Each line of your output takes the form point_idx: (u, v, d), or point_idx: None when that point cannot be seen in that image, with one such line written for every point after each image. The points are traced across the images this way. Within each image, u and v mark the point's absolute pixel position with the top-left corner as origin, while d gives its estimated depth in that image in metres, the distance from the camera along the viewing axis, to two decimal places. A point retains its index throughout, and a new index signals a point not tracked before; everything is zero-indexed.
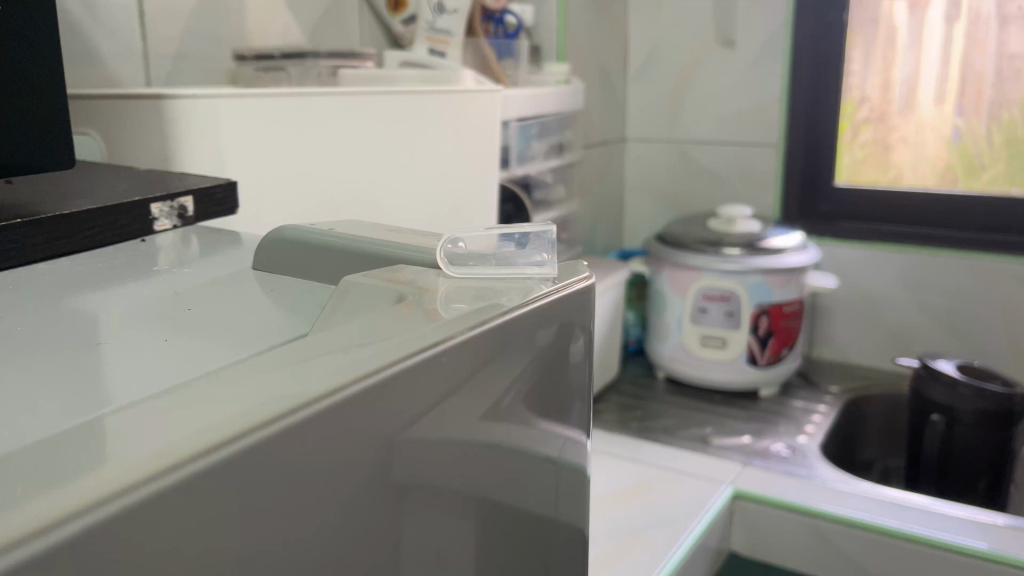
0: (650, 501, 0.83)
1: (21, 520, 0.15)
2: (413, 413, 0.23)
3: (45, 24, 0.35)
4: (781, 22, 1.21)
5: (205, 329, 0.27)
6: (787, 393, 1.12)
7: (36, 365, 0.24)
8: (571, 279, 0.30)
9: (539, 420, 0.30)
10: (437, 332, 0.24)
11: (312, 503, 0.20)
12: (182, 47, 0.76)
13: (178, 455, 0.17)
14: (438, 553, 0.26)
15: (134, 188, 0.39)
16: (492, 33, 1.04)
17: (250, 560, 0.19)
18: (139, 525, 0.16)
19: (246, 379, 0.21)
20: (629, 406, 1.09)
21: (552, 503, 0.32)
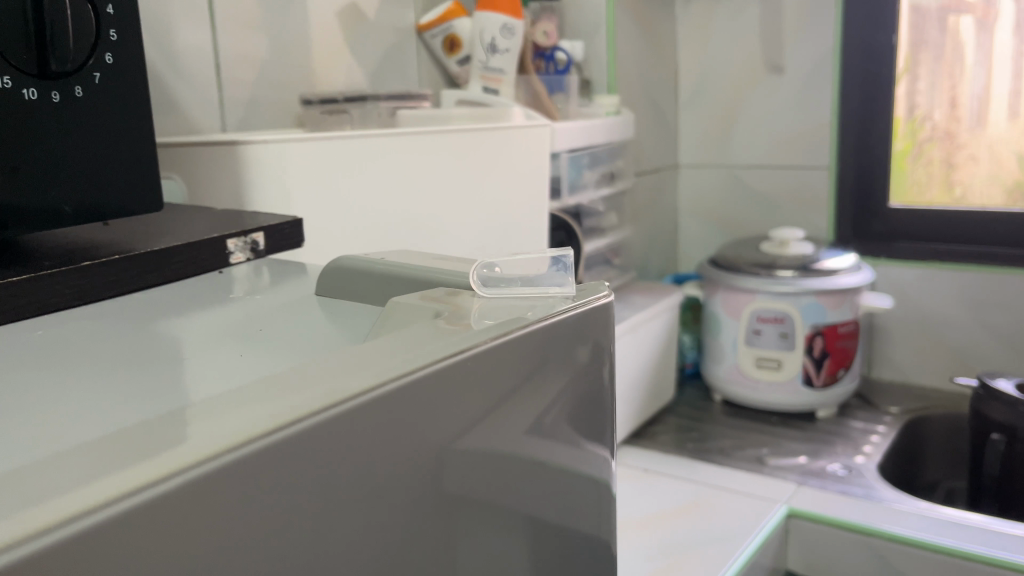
0: (704, 520, 0.85)
1: (137, 474, 0.19)
2: (455, 410, 0.27)
3: (140, 86, 0.39)
4: (828, 46, 1.22)
5: (275, 345, 0.32)
6: (845, 414, 1.13)
7: (133, 375, 0.28)
8: (591, 297, 0.33)
9: (578, 436, 0.33)
10: (472, 339, 0.28)
11: (371, 489, 0.24)
12: (254, 95, 0.82)
13: (254, 430, 0.21)
14: (487, 554, 0.29)
15: (212, 226, 0.44)
16: (542, 69, 1.08)
17: (316, 532, 0.23)
18: (224, 484, 0.20)
19: (309, 376, 0.25)
20: (685, 428, 1.10)
21: (591, 513, 0.35)
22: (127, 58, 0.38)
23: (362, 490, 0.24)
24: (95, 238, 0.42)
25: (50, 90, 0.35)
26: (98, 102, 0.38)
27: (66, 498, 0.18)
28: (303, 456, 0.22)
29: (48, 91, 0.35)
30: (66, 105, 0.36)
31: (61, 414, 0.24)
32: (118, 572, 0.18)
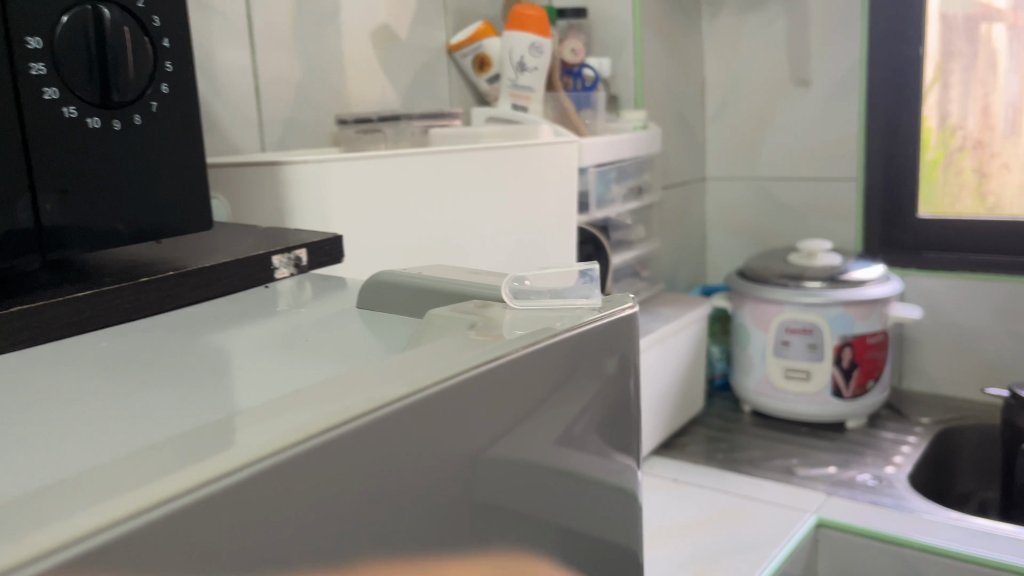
0: (733, 530, 0.86)
1: (212, 466, 0.21)
2: (490, 412, 0.29)
3: (194, 113, 0.41)
4: (855, 58, 1.23)
5: (321, 354, 0.34)
6: (876, 425, 1.13)
7: (192, 384, 0.31)
8: (617, 308, 0.35)
9: (604, 445, 0.35)
10: (506, 347, 0.30)
11: (415, 485, 0.26)
12: (292, 116, 0.85)
13: (313, 428, 0.23)
14: (519, 551, 0.31)
15: (258, 244, 0.47)
16: (570, 86, 1.11)
17: (366, 523, 0.25)
18: (288, 476, 0.22)
19: (357, 382, 0.27)
20: (715, 439, 1.11)
21: (618, 520, 0.37)
22: (181, 86, 0.40)
23: (403, 490, 0.26)
24: (150, 255, 0.44)
25: (111, 118, 0.38)
26: (156, 128, 0.40)
27: (153, 486, 0.20)
28: (356, 452, 0.24)
29: (110, 118, 0.38)
30: (126, 132, 0.38)
31: (131, 418, 0.27)
32: (199, 553, 0.20)
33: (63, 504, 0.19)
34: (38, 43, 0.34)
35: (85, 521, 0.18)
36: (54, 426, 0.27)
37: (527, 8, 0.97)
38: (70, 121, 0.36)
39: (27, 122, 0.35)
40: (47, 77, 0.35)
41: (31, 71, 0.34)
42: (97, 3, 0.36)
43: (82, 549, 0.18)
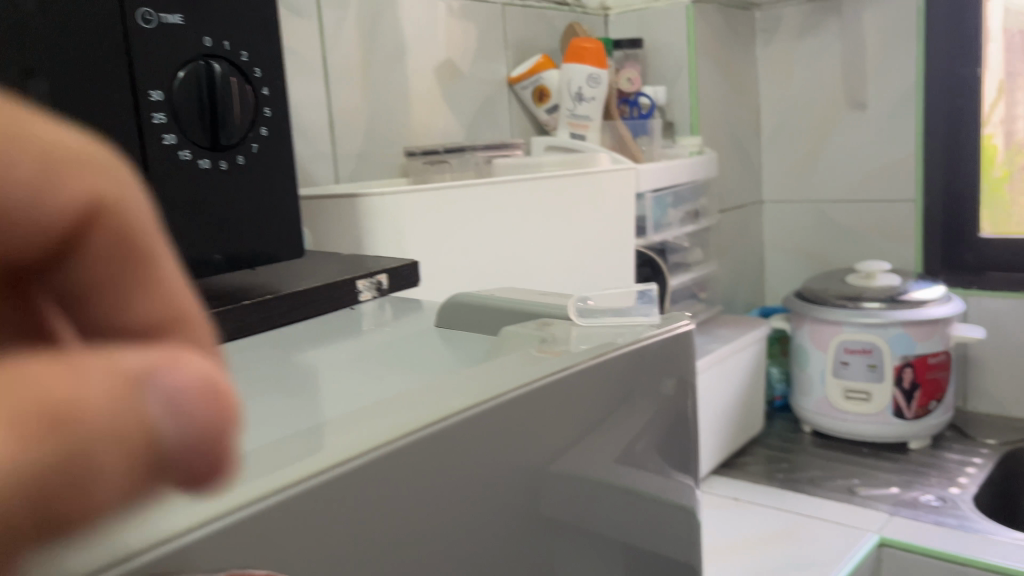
0: (795, 548, 0.87)
1: (363, 441, 0.25)
2: (566, 411, 0.33)
3: (289, 155, 0.46)
4: (911, 81, 1.24)
5: (406, 367, 0.38)
6: (939, 446, 1.12)
7: (295, 395, 0.35)
8: (674, 324, 0.39)
9: (662, 465, 0.40)
10: (579, 356, 0.34)
11: (507, 470, 0.30)
12: (363, 149, 0.90)
13: (434, 415, 0.27)
14: (581, 539, 0.35)
15: (343, 270, 0.51)
16: (627, 114, 1.14)
17: (470, 499, 0.29)
18: (422, 453, 0.26)
19: (453, 384, 0.31)
20: (775, 459, 1.12)
21: (678, 533, 0.42)
22: (277, 129, 0.45)
23: (495, 486, 0.30)
24: (247, 280, 0.49)
25: (219, 160, 0.42)
26: (256, 167, 0.44)
27: (322, 453, 0.24)
28: (467, 437, 0.28)
29: (218, 160, 0.42)
30: (230, 171, 0.43)
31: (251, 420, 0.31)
32: (356, 509, 0.24)
33: None
34: (158, 95, 0.40)
35: (256, 488, 0.22)
36: None
37: (586, 41, 1.01)
38: (185, 164, 0.41)
39: (150, 165, 0.40)
40: (166, 125, 0.40)
41: (152, 121, 0.40)
42: (208, 60, 0.41)
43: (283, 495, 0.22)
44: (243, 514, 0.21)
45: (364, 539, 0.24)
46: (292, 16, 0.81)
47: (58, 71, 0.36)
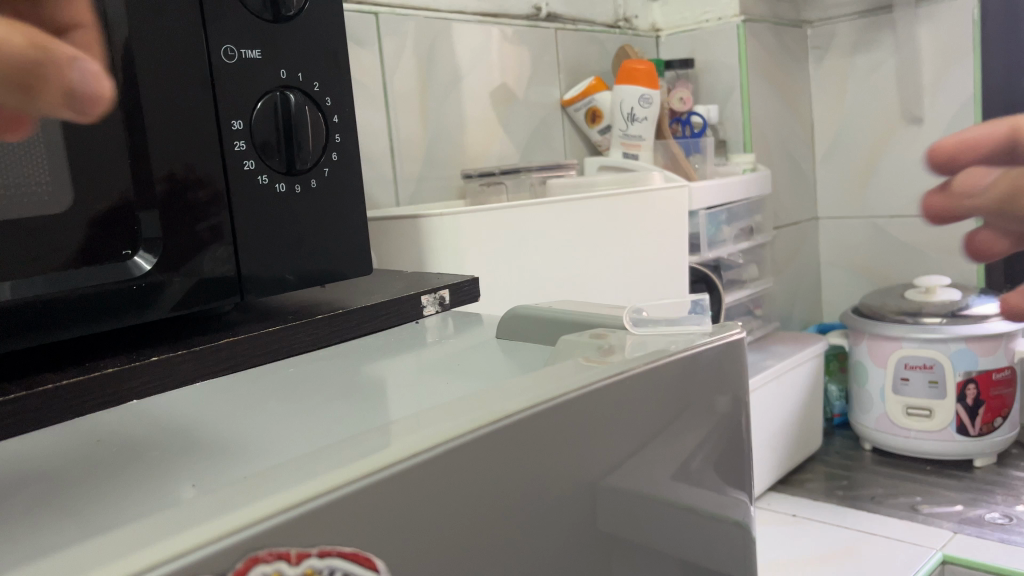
0: (855, 565, 0.86)
1: (428, 438, 0.27)
2: (618, 416, 0.35)
3: (359, 179, 0.49)
4: (968, 94, 1.22)
5: (470, 376, 0.40)
6: (1006, 463, 1.10)
7: (366, 402, 0.37)
8: (726, 333, 0.41)
9: (721, 482, 0.42)
10: (630, 363, 0.36)
11: (563, 470, 0.32)
12: (423, 174, 0.93)
13: (493, 416, 0.29)
14: (635, 545, 0.36)
15: (407, 286, 0.53)
16: (679, 133, 1.15)
17: (529, 496, 0.30)
18: (481, 450, 0.28)
19: (511, 388, 0.34)
20: (835, 477, 1.11)
21: (736, 551, 0.44)
22: (347, 153, 0.48)
23: (556, 487, 0.32)
24: (318, 297, 0.51)
25: (293, 184, 0.45)
26: (328, 190, 0.47)
27: (392, 449, 0.26)
28: (524, 437, 0.30)
29: (293, 183, 0.45)
30: (304, 193, 0.46)
31: (326, 427, 0.34)
32: (423, 499, 0.26)
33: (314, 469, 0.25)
34: (240, 124, 0.43)
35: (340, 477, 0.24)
36: (270, 435, 0.33)
37: (637, 63, 1.03)
38: (263, 187, 0.44)
39: (232, 189, 0.43)
40: (246, 152, 0.43)
41: (235, 147, 0.43)
42: (284, 90, 0.44)
43: (355, 486, 0.24)
44: (327, 498, 0.24)
45: (438, 527, 0.27)
46: (355, 45, 0.85)
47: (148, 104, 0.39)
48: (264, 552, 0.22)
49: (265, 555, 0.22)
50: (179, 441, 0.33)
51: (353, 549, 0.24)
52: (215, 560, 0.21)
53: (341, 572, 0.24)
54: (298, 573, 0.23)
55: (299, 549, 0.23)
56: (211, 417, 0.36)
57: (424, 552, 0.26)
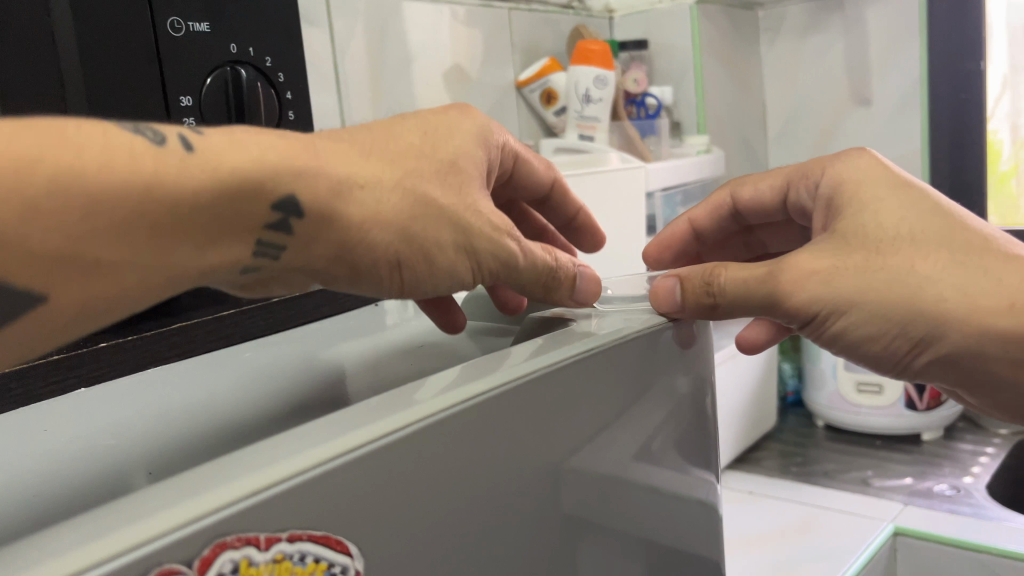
0: (811, 539, 0.88)
1: (401, 416, 0.27)
2: (583, 395, 0.35)
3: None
4: (915, 75, 1.25)
5: (430, 362, 0.39)
6: (953, 436, 1.13)
7: (326, 387, 0.37)
8: (680, 317, 0.42)
9: (681, 461, 0.42)
10: (595, 341, 0.36)
11: (532, 451, 0.32)
12: None
13: (466, 393, 0.29)
14: (606, 526, 0.36)
15: None
16: (634, 115, 1.16)
17: (498, 477, 0.30)
18: (454, 429, 0.28)
19: (480, 365, 0.33)
20: (789, 454, 1.13)
21: (698, 532, 0.44)
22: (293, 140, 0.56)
23: (526, 468, 0.32)
24: None
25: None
26: None
27: (368, 428, 0.26)
28: (494, 416, 0.30)
29: None
30: None
31: (290, 416, 0.33)
32: (394, 480, 0.26)
33: (278, 445, 0.25)
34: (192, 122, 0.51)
35: (309, 458, 0.24)
36: (230, 426, 0.32)
37: (592, 44, 1.03)
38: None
39: None
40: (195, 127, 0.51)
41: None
42: (234, 66, 0.52)
43: (328, 467, 0.24)
44: (297, 481, 0.23)
45: (406, 511, 0.26)
46: (305, 25, 0.82)
47: (104, 105, 0.46)
48: (232, 537, 0.21)
49: (233, 540, 0.22)
50: (132, 433, 0.32)
51: (324, 533, 0.24)
52: (180, 546, 0.20)
53: (312, 557, 0.23)
54: (267, 557, 0.22)
55: (268, 534, 0.22)
56: (165, 404, 0.35)
57: (395, 535, 0.26)
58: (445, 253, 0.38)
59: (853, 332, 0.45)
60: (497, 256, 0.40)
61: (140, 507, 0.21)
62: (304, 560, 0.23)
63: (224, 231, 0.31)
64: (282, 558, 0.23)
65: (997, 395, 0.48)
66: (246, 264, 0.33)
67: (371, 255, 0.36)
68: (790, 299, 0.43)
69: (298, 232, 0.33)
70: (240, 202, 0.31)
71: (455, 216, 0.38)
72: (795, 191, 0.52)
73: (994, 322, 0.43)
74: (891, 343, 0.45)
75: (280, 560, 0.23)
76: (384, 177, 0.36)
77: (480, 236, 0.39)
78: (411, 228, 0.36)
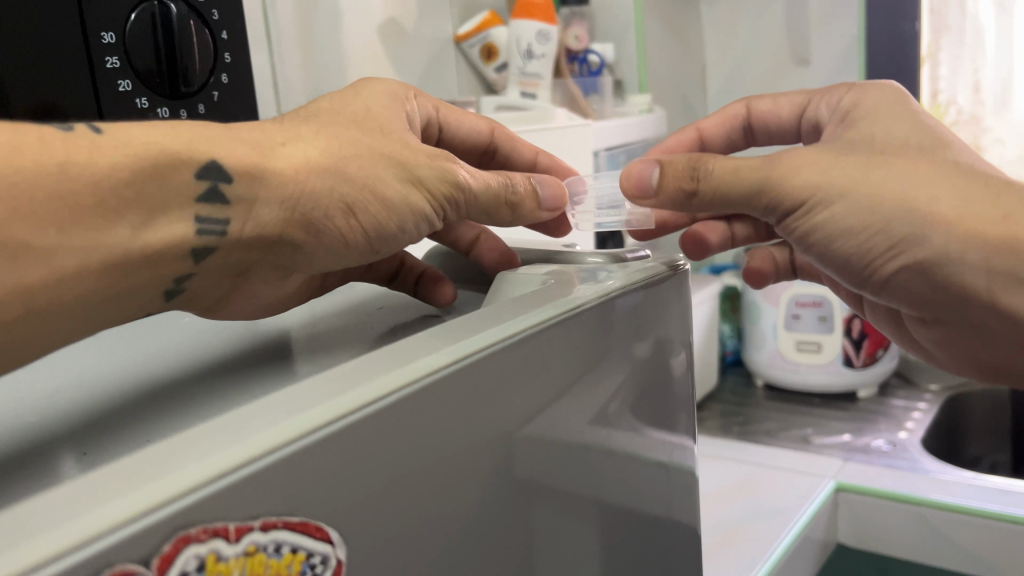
0: (756, 497, 0.88)
1: (373, 385, 0.24)
2: (548, 365, 0.33)
3: (247, 92, 0.55)
4: (854, 34, 1.27)
5: (377, 334, 0.37)
6: (887, 393, 1.16)
7: (270, 361, 0.34)
8: (637, 285, 0.40)
9: (637, 423, 0.41)
10: (557, 307, 0.34)
11: (501, 420, 0.30)
12: None
13: (436, 363, 0.27)
14: (573, 494, 0.35)
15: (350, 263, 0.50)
16: (576, 72, 1.13)
17: (469, 448, 0.28)
18: (427, 402, 0.26)
19: (439, 332, 0.31)
20: (730, 413, 1.14)
21: (659, 493, 0.43)
22: (228, 92, 0.53)
23: (496, 439, 0.30)
24: None
25: (178, 108, 0.50)
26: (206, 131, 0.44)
27: (342, 397, 0.23)
28: (463, 387, 0.27)
29: (178, 108, 0.50)
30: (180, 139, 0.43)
31: (234, 391, 0.30)
32: (370, 457, 0.23)
33: (235, 422, 0.22)
34: (116, 61, 0.47)
35: (277, 435, 0.21)
36: (173, 404, 0.29)
37: None
38: (144, 109, 0.48)
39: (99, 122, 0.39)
40: (121, 71, 0.47)
41: (121, 87, 0.47)
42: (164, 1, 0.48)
43: (301, 445, 0.21)
44: (268, 462, 0.20)
45: (374, 493, 0.24)
46: None
47: (14, 47, 0.43)
48: (196, 530, 0.19)
49: (198, 533, 0.19)
50: (60, 414, 0.29)
51: (301, 519, 0.21)
52: (139, 543, 0.17)
53: (288, 547, 0.21)
54: (238, 550, 0.20)
55: (237, 524, 0.20)
56: (96, 383, 0.32)
57: (370, 518, 0.24)
58: (393, 185, 0.38)
59: (834, 228, 0.46)
60: (446, 183, 0.40)
61: (84, 496, 0.18)
62: (279, 552, 0.21)
63: (157, 208, 0.31)
64: (254, 550, 0.20)
65: (962, 317, 0.49)
66: (194, 248, 0.34)
67: (315, 204, 0.36)
68: (780, 187, 0.46)
69: (232, 198, 0.33)
70: (162, 178, 0.31)
71: (389, 150, 0.39)
72: (811, 108, 0.55)
73: (981, 227, 0.43)
74: (868, 244, 0.46)
75: (252, 552, 0.20)
76: (310, 133, 0.37)
77: (419, 164, 0.39)
78: (346, 166, 0.37)
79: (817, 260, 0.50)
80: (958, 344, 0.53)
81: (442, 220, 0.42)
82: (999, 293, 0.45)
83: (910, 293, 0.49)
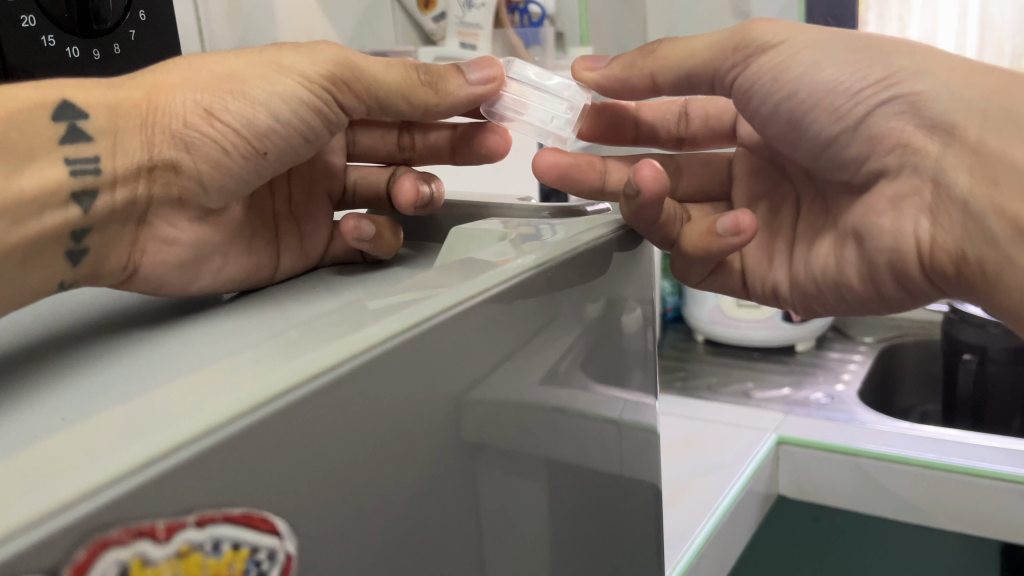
0: (699, 450, 0.88)
1: (316, 356, 0.22)
2: (497, 336, 0.31)
3: (167, 29, 0.51)
4: None
5: (314, 292, 0.34)
6: (823, 346, 1.18)
7: (195, 324, 0.31)
8: (590, 245, 0.38)
9: (590, 381, 0.39)
10: (505, 268, 0.32)
11: (451, 388, 0.28)
12: None
13: (383, 334, 0.24)
14: (523, 456, 0.33)
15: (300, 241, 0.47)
16: (516, 23, 1.10)
17: (420, 419, 0.26)
18: (376, 373, 0.23)
19: (387, 296, 0.29)
20: (672, 368, 1.14)
21: (611, 450, 0.42)
22: (145, 29, 0.49)
23: (445, 405, 0.28)
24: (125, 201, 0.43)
25: (90, 48, 0.46)
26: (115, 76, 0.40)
27: (286, 370, 0.21)
28: (409, 357, 0.25)
29: (89, 48, 0.46)
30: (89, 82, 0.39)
31: (153, 355, 0.27)
32: (320, 426, 0.21)
33: (160, 403, 0.19)
34: None
35: (217, 411, 0.19)
36: (83, 371, 0.26)
37: None
38: (50, 47, 0.44)
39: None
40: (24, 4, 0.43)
41: (22, 22, 0.43)
42: None
43: (244, 424, 0.19)
44: (207, 443, 0.18)
45: (320, 479, 0.22)
46: None
47: None
48: (117, 532, 0.16)
49: (119, 536, 0.16)
50: None
51: (244, 511, 0.19)
52: (45, 552, 0.15)
53: (229, 543, 0.19)
54: (169, 552, 0.18)
55: (167, 521, 0.17)
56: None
57: (320, 498, 0.22)
58: (258, 82, 0.37)
59: (813, 64, 0.44)
60: (324, 74, 0.38)
61: None
62: (218, 549, 0.19)
63: (26, 155, 0.30)
64: (189, 550, 0.18)
65: (932, 170, 0.43)
66: (75, 192, 0.32)
67: (170, 116, 0.35)
68: (749, 33, 0.45)
69: (94, 132, 0.32)
70: (25, 122, 0.30)
71: (259, 51, 0.37)
72: None
73: (978, 70, 0.41)
74: (858, 71, 0.43)
75: (187, 553, 0.18)
76: (173, 63, 0.36)
77: (290, 54, 0.38)
78: (197, 74, 0.36)
79: (782, 115, 0.47)
80: (912, 223, 0.45)
81: (336, 109, 0.40)
82: (986, 136, 0.39)
83: (890, 136, 0.44)
